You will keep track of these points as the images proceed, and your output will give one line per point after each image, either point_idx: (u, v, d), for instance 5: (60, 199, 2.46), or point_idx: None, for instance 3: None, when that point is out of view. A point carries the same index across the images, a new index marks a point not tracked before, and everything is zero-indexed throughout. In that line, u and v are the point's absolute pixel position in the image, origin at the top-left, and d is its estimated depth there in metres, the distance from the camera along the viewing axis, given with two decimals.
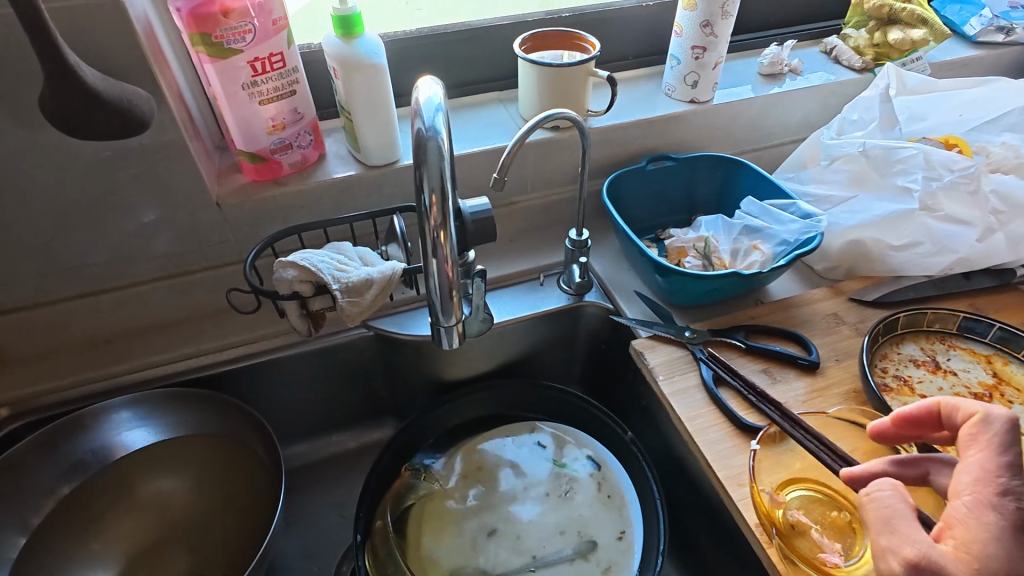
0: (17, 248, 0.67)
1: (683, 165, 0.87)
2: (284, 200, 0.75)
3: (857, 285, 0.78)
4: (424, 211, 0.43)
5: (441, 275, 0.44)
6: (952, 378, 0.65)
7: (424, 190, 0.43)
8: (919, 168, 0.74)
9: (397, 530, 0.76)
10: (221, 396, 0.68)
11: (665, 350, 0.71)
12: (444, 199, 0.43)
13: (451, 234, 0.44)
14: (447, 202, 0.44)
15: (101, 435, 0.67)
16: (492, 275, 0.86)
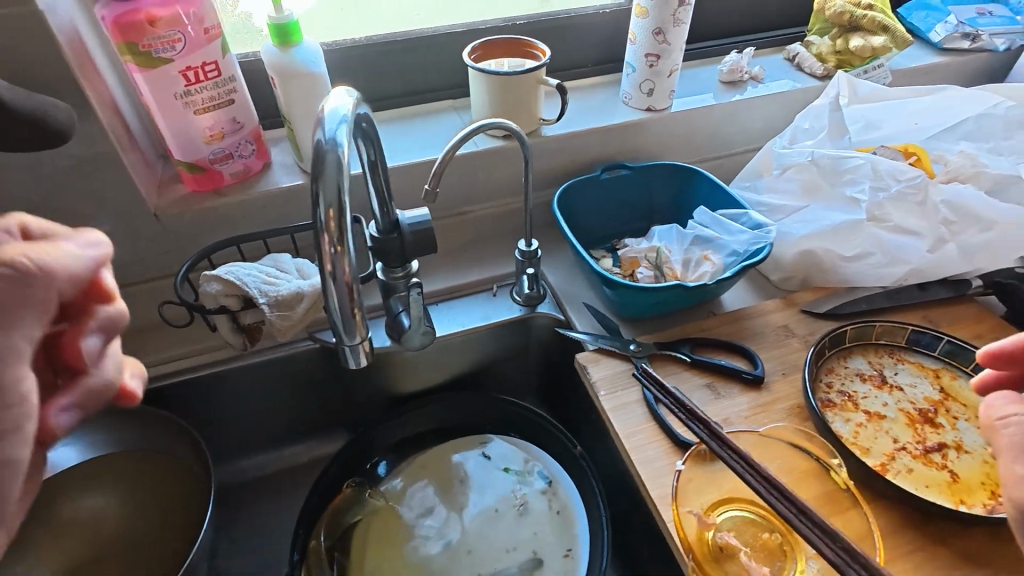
0: None
1: (638, 174, 0.85)
2: (225, 211, 0.74)
3: (809, 296, 0.77)
4: (321, 227, 0.41)
5: (341, 295, 0.42)
6: (897, 394, 0.64)
7: (319, 205, 0.41)
8: (867, 178, 0.73)
9: (340, 547, 0.74)
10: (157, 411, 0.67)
11: (609, 364, 0.69)
12: (342, 214, 0.41)
13: (349, 252, 0.41)
14: (346, 218, 0.41)
15: None
16: (444, 285, 0.85)
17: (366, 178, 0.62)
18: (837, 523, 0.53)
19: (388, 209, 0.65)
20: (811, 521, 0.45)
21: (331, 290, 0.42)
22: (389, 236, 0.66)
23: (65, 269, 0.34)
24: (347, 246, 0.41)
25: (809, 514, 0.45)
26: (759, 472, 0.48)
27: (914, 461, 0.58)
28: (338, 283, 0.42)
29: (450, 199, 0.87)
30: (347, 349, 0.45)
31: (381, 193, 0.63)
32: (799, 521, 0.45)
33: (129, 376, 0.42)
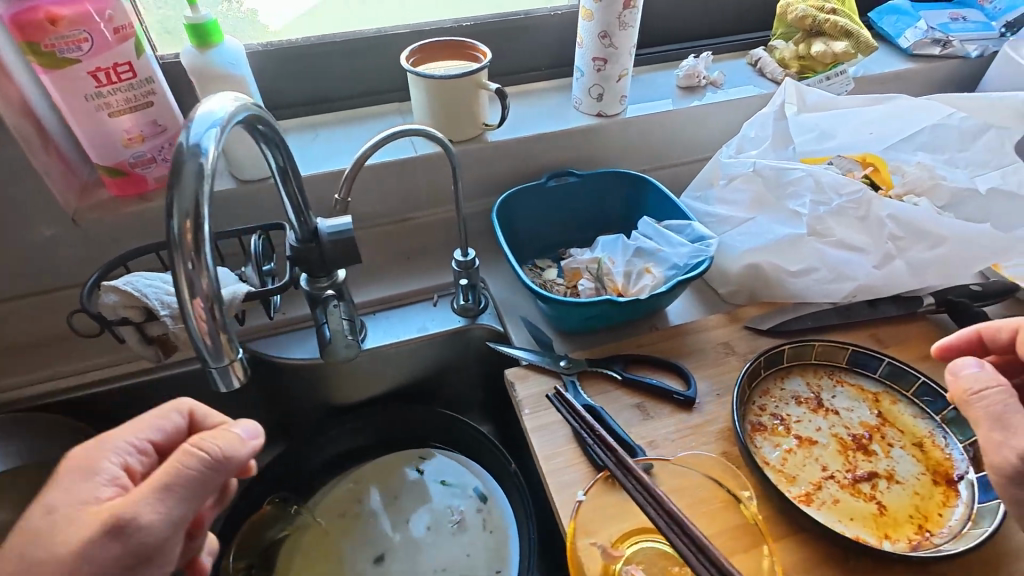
0: None
1: (586, 182, 0.82)
2: (147, 217, 0.71)
3: (755, 312, 0.74)
4: (175, 242, 0.38)
5: (199, 312, 0.39)
6: (832, 418, 0.61)
7: (173, 216, 0.38)
8: (809, 191, 0.70)
9: (261, 565, 0.72)
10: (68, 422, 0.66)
11: (537, 380, 0.67)
12: (199, 226, 0.38)
13: (209, 265, 0.39)
14: (206, 229, 0.39)
15: None
16: (382, 295, 0.82)
17: (277, 184, 0.59)
18: (736, 565, 0.50)
19: (306, 218, 0.62)
20: (708, 558, 0.42)
21: (186, 309, 0.39)
22: (307, 246, 0.64)
23: (236, 455, 0.44)
24: (206, 259, 0.39)
25: (707, 551, 0.42)
26: (661, 503, 0.45)
27: (840, 491, 0.55)
28: (195, 301, 0.39)
29: (392, 206, 0.84)
30: (213, 369, 0.42)
31: (296, 202, 0.60)
32: (697, 558, 0.43)
33: (206, 551, 0.56)
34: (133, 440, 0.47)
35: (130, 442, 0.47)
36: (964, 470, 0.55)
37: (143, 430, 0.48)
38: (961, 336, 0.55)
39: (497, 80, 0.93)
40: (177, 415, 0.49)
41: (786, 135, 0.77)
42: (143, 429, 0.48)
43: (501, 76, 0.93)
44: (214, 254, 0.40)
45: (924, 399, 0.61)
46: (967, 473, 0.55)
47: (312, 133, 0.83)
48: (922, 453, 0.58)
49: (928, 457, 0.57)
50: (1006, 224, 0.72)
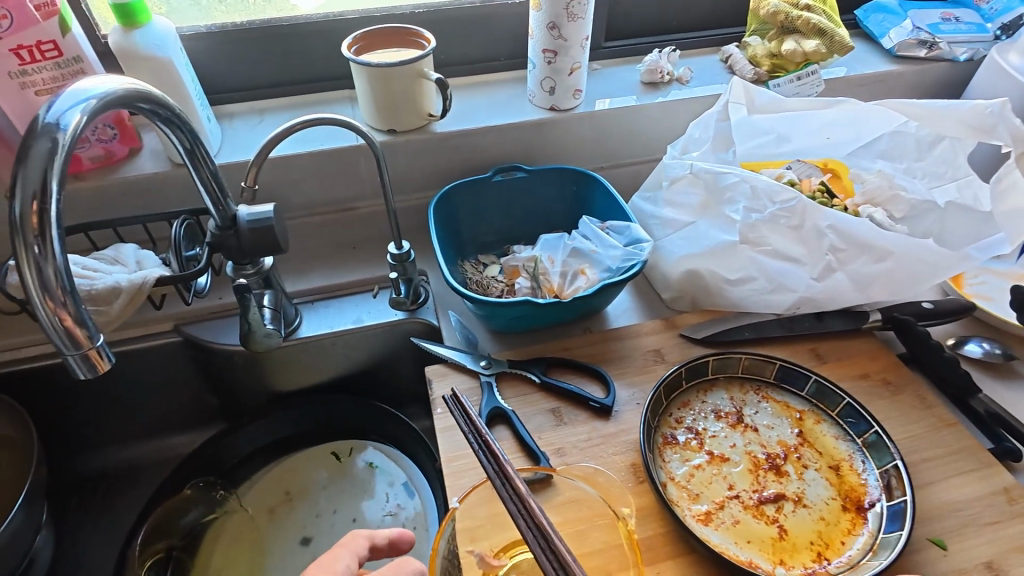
0: None
1: (535, 178, 0.81)
2: (80, 197, 0.71)
3: (694, 320, 0.72)
4: (18, 224, 0.37)
5: (43, 298, 0.38)
6: (750, 435, 0.59)
7: (16, 197, 0.38)
8: (744, 197, 0.66)
9: (183, 547, 0.72)
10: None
11: (456, 379, 0.66)
12: (47, 208, 0.38)
13: (56, 248, 0.38)
14: (56, 212, 0.39)
15: None
16: (321, 284, 0.81)
17: (188, 167, 0.59)
18: None
19: (224, 207, 0.62)
20: None
21: (34, 295, 0.38)
22: (226, 233, 0.63)
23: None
24: (55, 242, 0.38)
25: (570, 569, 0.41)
26: (529, 517, 0.43)
27: (743, 512, 0.52)
28: (44, 290, 0.38)
29: (338, 194, 0.83)
30: (72, 358, 0.41)
31: (210, 189, 0.60)
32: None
33: None
34: (341, 562, 0.48)
35: (344, 564, 0.48)
36: (876, 497, 0.53)
37: (338, 553, 0.49)
38: None
39: (456, 69, 0.91)
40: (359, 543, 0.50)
41: (727, 137, 0.73)
42: (338, 554, 0.49)
43: (460, 65, 0.91)
44: (64, 239, 0.39)
45: (848, 421, 0.58)
46: (878, 502, 0.52)
47: (258, 118, 0.82)
48: (836, 477, 0.55)
49: (842, 481, 0.55)
50: (948, 241, 0.69)
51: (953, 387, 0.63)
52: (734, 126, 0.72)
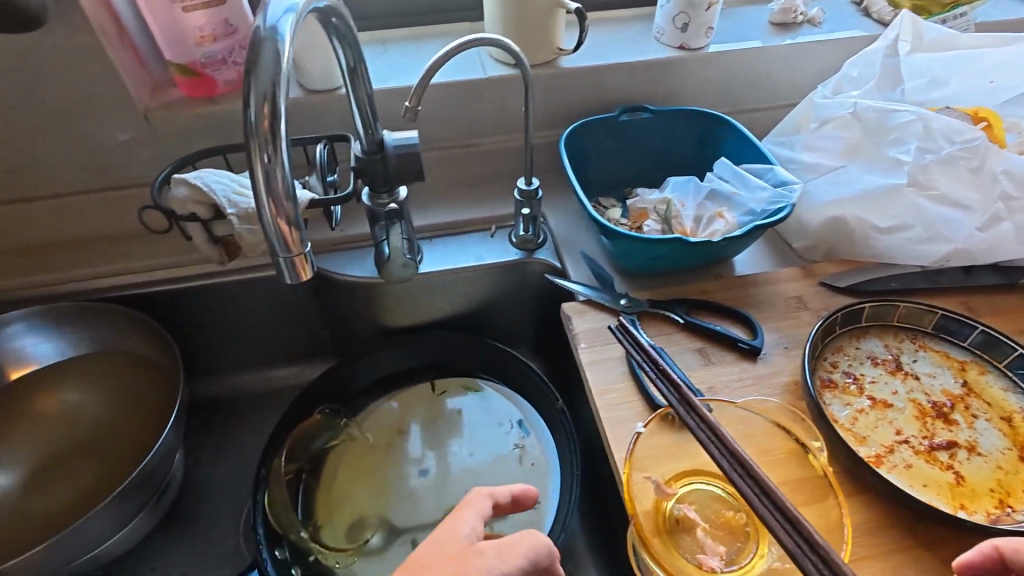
0: None
1: (662, 119, 0.78)
2: (216, 119, 0.71)
3: (834, 268, 0.69)
4: (252, 127, 0.37)
5: (268, 200, 0.38)
6: (911, 383, 0.57)
7: (250, 100, 0.37)
8: (915, 137, 0.64)
9: (310, 470, 0.75)
10: (129, 311, 0.70)
11: (595, 317, 0.64)
12: (276, 113, 0.38)
13: (283, 153, 0.38)
14: (284, 119, 0.38)
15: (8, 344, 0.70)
16: (442, 221, 0.81)
17: (346, 87, 0.57)
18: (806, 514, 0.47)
19: (373, 131, 0.60)
20: (773, 505, 0.40)
21: (261, 198, 0.39)
22: (372, 158, 0.62)
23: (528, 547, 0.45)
24: (281, 147, 0.38)
25: (772, 498, 0.40)
26: (724, 446, 0.43)
27: (914, 457, 0.51)
28: (269, 191, 0.38)
29: (457, 128, 0.81)
30: (281, 261, 0.41)
31: (365, 112, 0.58)
32: (760, 502, 0.41)
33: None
34: (468, 524, 0.48)
35: (471, 527, 0.48)
36: None
37: (464, 514, 0.49)
38: (976, 550, 0.40)
39: None
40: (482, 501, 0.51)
41: (897, 74, 0.70)
42: (465, 517, 0.49)
43: None
44: (290, 147, 0.39)
45: (1019, 372, 0.56)
46: None
47: (381, 49, 0.80)
48: (1009, 428, 0.53)
49: (1015, 432, 0.53)
50: None
51: None
52: (903, 62, 0.70)
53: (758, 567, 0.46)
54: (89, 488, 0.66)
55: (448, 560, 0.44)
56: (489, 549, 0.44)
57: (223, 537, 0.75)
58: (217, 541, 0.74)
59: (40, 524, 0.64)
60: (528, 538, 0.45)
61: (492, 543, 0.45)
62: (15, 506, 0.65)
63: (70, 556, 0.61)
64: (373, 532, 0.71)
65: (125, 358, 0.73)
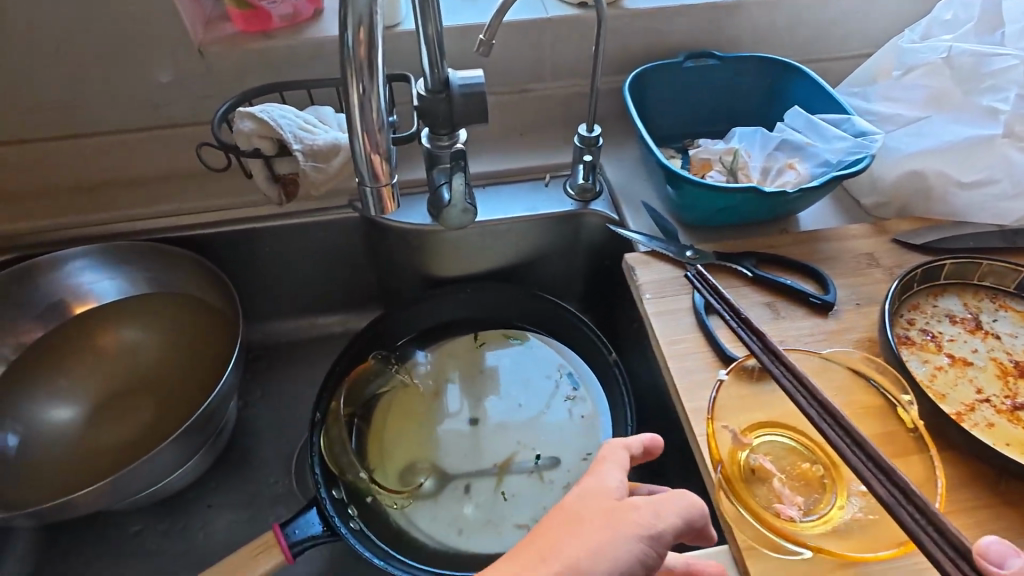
0: (21, 81, 0.67)
1: (728, 67, 0.75)
2: (271, 55, 0.69)
3: (906, 225, 0.66)
4: (348, 53, 0.36)
5: (362, 133, 0.38)
6: (992, 342, 0.55)
7: (347, 24, 0.35)
8: (1015, 84, 0.62)
9: (361, 415, 0.75)
10: (186, 253, 0.70)
11: (660, 268, 0.63)
12: (373, 38, 0.36)
13: (379, 83, 0.37)
14: (380, 45, 0.37)
15: (65, 281, 0.70)
16: (495, 169, 0.79)
17: (417, 20, 0.55)
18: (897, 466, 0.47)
19: (439, 69, 0.58)
20: (865, 455, 0.39)
21: (355, 129, 0.39)
22: (437, 97, 0.59)
23: (685, 507, 0.41)
24: (376, 76, 0.37)
25: (864, 449, 0.39)
26: (816, 399, 0.42)
27: (996, 416, 0.50)
28: (364, 124, 0.38)
29: (512, 72, 0.78)
30: (368, 191, 0.41)
31: (432, 49, 0.56)
32: (850, 452, 0.40)
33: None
34: (614, 478, 0.44)
35: (616, 481, 0.44)
36: None
37: (607, 466, 0.45)
38: None
39: None
40: (617, 453, 0.47)
41: (996, 17, 0.66)
42: (607, 469, 0.45)
43: None
44: (385, 75, 0.38)
45: None
46: None
47: None
48: None
49: None
50: None
51: None
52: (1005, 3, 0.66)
53: (837, 517, 0.45)
54: (149, 425, 0.67)
55: (601, 516, 0.40)
56: (646, 506, 0.41)
57: (275, 478, 0.76)
58: (269, 481, 0.76)
59: (103, 457, 0.65)
60: (682, 496, 0.42)
61: (646, 500, 0.41)
62: (81, 439, 0.66)
63: (134, 490, 0.62)
64: (424, 477, 0.71)
65: (185, 300, 0.74)
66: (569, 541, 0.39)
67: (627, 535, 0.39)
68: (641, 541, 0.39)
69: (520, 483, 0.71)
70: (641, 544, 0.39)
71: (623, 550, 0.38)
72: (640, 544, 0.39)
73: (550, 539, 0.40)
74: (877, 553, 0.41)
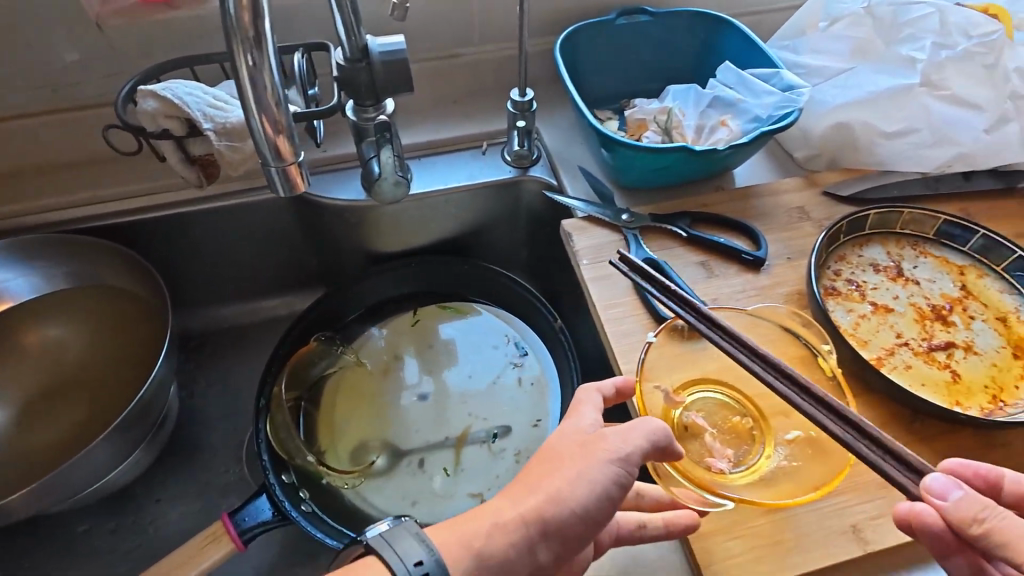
0: None
1: (660, 23, 0.73)
2: (178, 27, 0.65)
3: (835, 177, 0.67)
4: (232, 26, 0.34)
5: (258, 114, 0.37)
6: (912, 288, 0.57)
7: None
8: (931, 33, 0.64)
9: (309, 398, 0.74)
10: (96, 241, 0.66)
11: (597, 233, 0.63)
12: (258, 10, 0.35)
13: (270, 58, 0.36)
14: (266, 18, 0.35)
15: None
16: (429, 139, 0.77)
17: None
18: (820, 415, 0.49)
19: (356, 37, 0.55)
20: (812, 397, 0.43)
21: (252, 109, 0.37)
22: (356, 66, 0.57)
23: (650, 429, 0.42)
24: (266, 51, 0.36)
25: (809, 390, 0.43)
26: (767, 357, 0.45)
27: (914, 358, 0.53)
28: (259, 103, 0.37)
29: (440, 35, 0.75)
30: (274, 171, 0.41)
31: (346, 17, 0.53)
32: (797, 396, 0.43)
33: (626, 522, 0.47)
34: (587, 416, 0.45)
35: (591, 419, 0.45)
36: None
37: (580, 408, 0.46)
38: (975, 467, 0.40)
39: None
40: (591, 396, 0.47)
41: None
42: (581, 408, 0.46)
43: None
44: (275, 49, 0.36)
45: (1016, 275, 0.57)
46: None
47: None
48: (1004, 327, 0.55)
49: (1010, 332, 0.54)
50: None
51: None
52: None
53: (765, 466, 0.47)
54: (81, 424, 0.65)
55: (576, 451, 0.42)
56: (614, 435, 0.42)
57: (226, 467, 0.75)
58: (220, 470, 0.75)
59: (36, 459, 0.63)
60: (647, 420, 0.43)
61: (615, 429, 0.43)
62: (10, 442, 0.64)
63: (73, 489, 0.60)
64: (377, 455, 0.71)
65: (99, 289, 0.70)
66: (550, 476, 0.41)
67: (599, 462, 0.41)
68: (613, 465, 0.41)
69: (474, 453, 0.71)
70: (613, 468, 0.41)
71: (597, 475, 0.41)
72: (612, 468, 0.41)
73: (531, 476, 0.43)
74: (795, 497, 0.43)
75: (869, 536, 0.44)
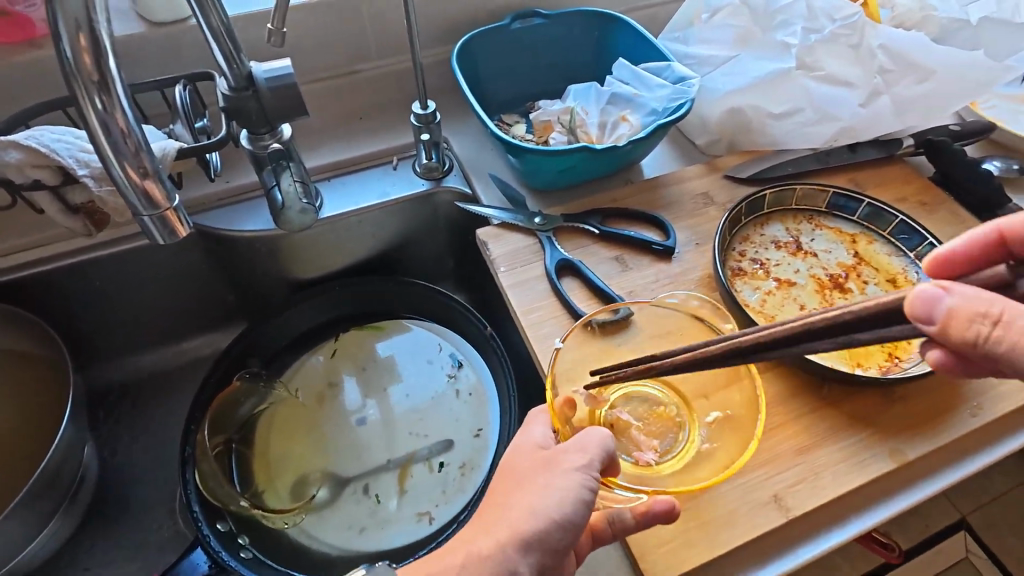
0: None
1: (553, 26, 0.74)
2: (45, 67, 0.61)
3: (735, 160, 0.70)
4: (72, 70, 0.33)
5: (116, 161, 0.36)
6: (811, 260, 0.61)
7: (63, 38, 0.32)
8: (800, 18, 0.67)
9: (241, 439, 0.72)
10: None
11: (511, 239, 0.63)
12: (101, 52, 0.34)
13: (121, 101, 0.35)
14: (111, 59, 0.34)
15: None
16: (335, 159, 0.75)
17: (194, 13, 0.48)
18: (734, 395, 0.50)
19: (239, 65, 0.52)
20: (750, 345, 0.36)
21: (110, 157, 0.36)
22: (242, 95, 0.54)
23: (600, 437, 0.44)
24: (115, 95, 0.35)
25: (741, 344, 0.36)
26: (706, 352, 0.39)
27: None
28: (117, 151, 0.36)
29: (336, 53, 0.74)
30: (149, 219, 0.40)
31: (225, 46, 0.50)
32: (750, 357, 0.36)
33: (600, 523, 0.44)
34: (540, 432, 0.47)
35: (542, 433, 0.47)
36: None
37: (533, 426, 0.48)
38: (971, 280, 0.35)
39: None
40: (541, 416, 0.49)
41: None
42: (533, 426, 0.48)
43: None
44: (126, 90, 0.36)
45: (900, 237, 0.61)
46: None
47: None
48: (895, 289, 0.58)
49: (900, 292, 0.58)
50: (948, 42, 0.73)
51: (983, 198, 0.64)
52: None
53: (689, 451, 0.48)
54: None
55: (539, 469, 0.43)
56: (571, 446, 0.43)
57: (159, 523, 0.71)
58: (152, 527, 0.70)
59: None
60: (595, 429, 0.45)
61: (570, 440, 0.44)
62: None
63: None
64: (318, 488, 0.69)
65: None
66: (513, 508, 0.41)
67: (555, 488, 0.41)
68: (578, 472, 0.42)
69: (418, 472, 0.70)
70: (580, 475, 0.42)
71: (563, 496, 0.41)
72: (579, 475, 0.42)
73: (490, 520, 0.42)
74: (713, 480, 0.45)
75: (790, 503, 0.46)
